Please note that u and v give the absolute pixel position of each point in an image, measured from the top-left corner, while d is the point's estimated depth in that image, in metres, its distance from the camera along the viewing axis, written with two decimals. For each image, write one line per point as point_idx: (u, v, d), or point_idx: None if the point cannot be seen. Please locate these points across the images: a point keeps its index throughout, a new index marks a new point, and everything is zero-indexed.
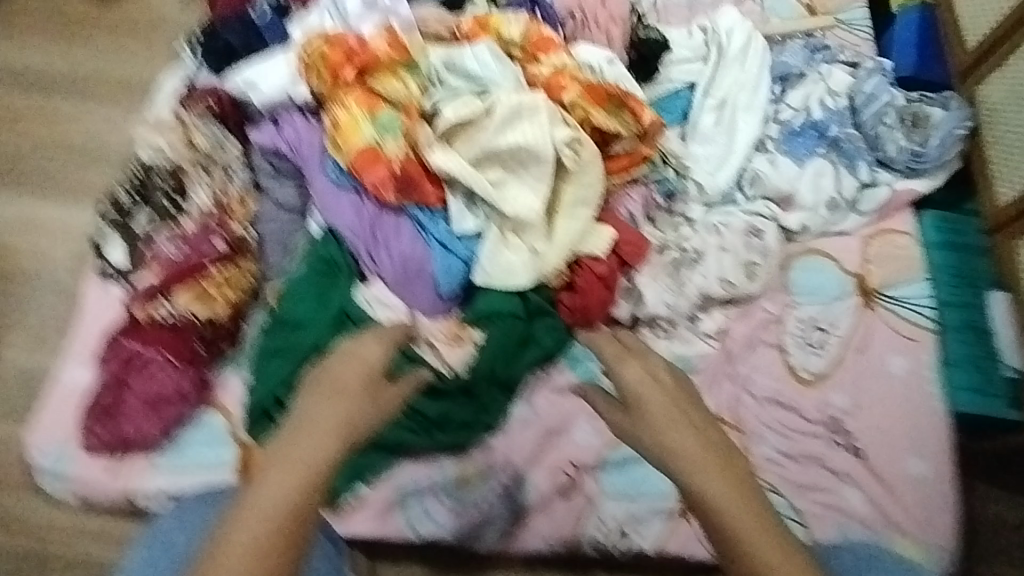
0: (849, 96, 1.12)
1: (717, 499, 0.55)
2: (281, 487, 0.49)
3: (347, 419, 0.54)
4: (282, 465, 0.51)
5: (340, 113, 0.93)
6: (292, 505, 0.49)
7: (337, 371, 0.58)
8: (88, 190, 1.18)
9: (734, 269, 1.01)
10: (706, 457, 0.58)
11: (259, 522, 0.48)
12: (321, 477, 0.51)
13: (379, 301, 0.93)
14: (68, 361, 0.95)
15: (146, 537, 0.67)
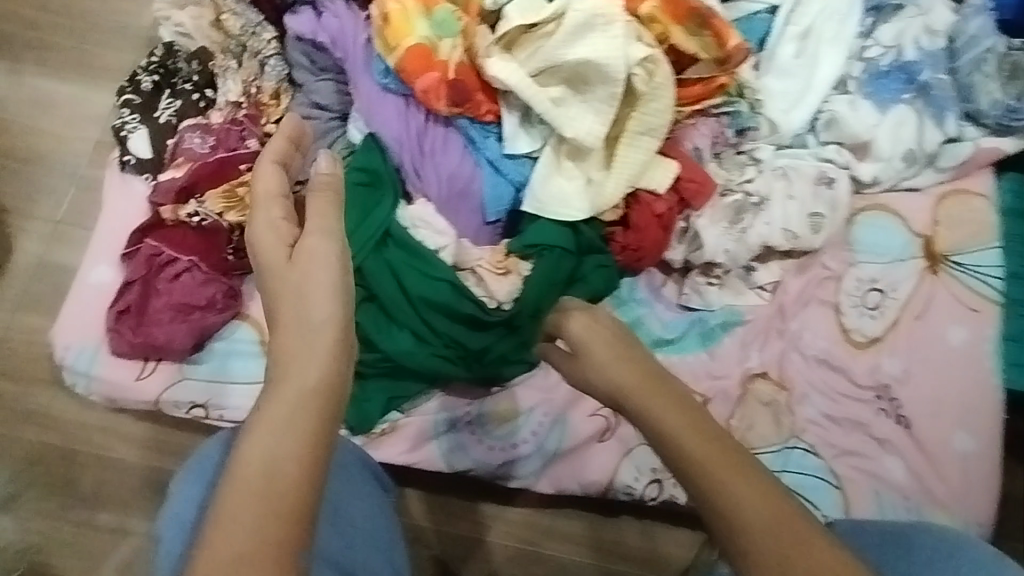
0: (948, 37, 1.00)
1: (688, 444, 0.47)
2: (258, 442, 0.41)
3: (294, 326, 0.48)
4: (253, 419, 0.43)
5: (391, 4, 0.83)
6: (283, 460, 0.41)
7: (263, 274, 0.53)
8: (107, 74, 1.09)
9: (799, 218, 0.94)
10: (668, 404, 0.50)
11: (267, 461, 0.41)
12: (321, 395, 0.44)
13: (423, 221, 0.87)
14: (93, 258, 0.90)
15: (191, 462, 0.66)
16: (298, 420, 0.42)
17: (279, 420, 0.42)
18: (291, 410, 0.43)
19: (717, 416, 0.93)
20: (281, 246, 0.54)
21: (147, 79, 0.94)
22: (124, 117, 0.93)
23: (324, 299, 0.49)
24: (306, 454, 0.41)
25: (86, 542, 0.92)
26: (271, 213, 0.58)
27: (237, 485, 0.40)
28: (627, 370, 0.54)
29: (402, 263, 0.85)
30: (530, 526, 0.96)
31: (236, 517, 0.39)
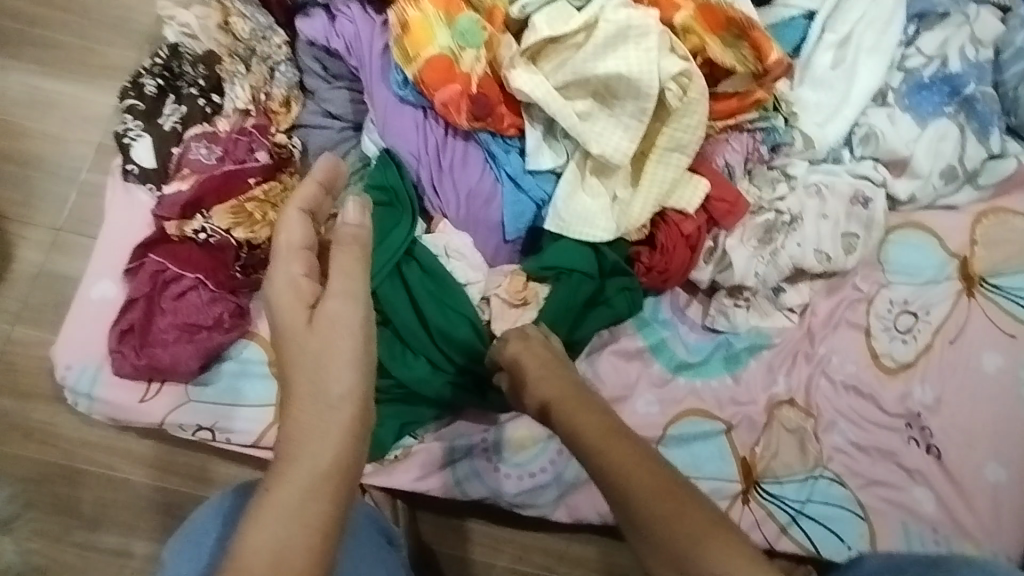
0: (995, 48, 0.96)
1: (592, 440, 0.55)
2: (262, 532, 0.41)
3: (310, 398, 0.47)
4: (259, 502, 0.43)
5: (410, 11, 0.78)
6: (290, 551, 0.41)
7: (280, 331, 0.50)
8: (109, 72, 1.04)
9: (832, 239, 0.90)
10: (596, 422, 0.57)
11: (273, 548, 0.41)
12: (330, 479, 0.44)
13: (457, 252, 0.83)
14: (96, 272, 0.87)
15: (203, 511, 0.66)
16: (308, 509, 0.43)
17: (288, 503, 0.43)
18: (304, 498, 0.43)
19: (742, 443, 0.88)
20: (302, 308, 0.50)
21: (150, 82, 0.89)
22: (126, 123, 0.88)
23: (342, 369, 0.47)
24: (316, 541, 0.42)
25: (87, 564, 0.89)
26: (291, 271, 0.52)
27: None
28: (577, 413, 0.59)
29: (422, 288, 0.81)
30: (543, 550, 0.93)
31: None
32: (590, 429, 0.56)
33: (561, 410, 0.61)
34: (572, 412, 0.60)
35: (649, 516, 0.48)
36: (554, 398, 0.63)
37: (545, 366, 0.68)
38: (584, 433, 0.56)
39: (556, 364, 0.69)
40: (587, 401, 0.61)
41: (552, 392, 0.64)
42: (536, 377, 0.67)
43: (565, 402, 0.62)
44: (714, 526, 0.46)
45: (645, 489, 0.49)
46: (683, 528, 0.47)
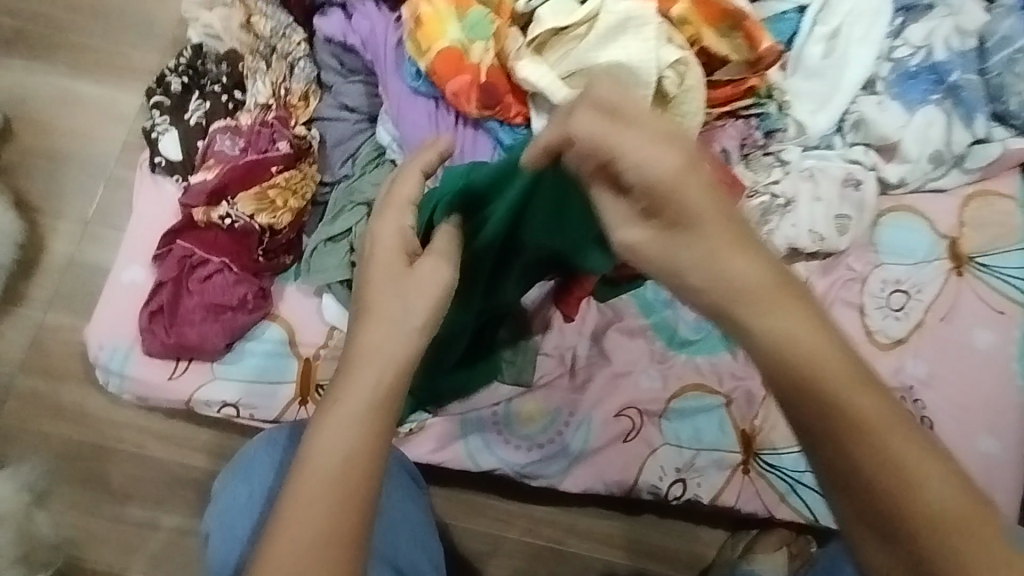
0: (979, 38, 0.99)
1: (851, 398, 0.45)
2: (331, 439, 0.46)
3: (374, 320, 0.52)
4: (327, 410, 0.48)
5: (423, 7, 0.83)
6: (354, 453, 0.46)
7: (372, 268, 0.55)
8: (133, 73, 1.10)
9: (825, 221, 0.94)
10: (826, 344, 0.46)
11: (340, 448, 0.46)
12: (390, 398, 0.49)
13: None
14: (125, 258, 0.92)
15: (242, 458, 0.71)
16: (366, 421, 0.47)
17: (352, 414, 0.47)
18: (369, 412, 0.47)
19: (741, 416, 0.92)
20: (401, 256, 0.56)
21: (177, 80, 0.95)
22: (155, 119, 0.94)
23: (413, 310, 0.52)
24: (373, 447, 0.47)
25: (120, 535, 0.94)
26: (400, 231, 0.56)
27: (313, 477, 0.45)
28: (771, 310, 0.47)
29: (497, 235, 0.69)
30: (552, 523, 0.97)
31: (308, 495, 0.45)
32: (830, 370, 0.46)
33: (752, 303, 0.47)
34: (778, 309, 0.47)
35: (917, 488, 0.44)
36: (751, 289, 0.47)
37: (722, 241, 0.47)
38: (813, 359, 0.46)
39: (715, 238, 0.47)
40: (788, 297, 0.47)
41: (749, 282, 0.47)
42: (717, 257, 0.47)
43: (737, 303, 0.47)
44: (978, 514, 0.43)
45: (914, 463, 0.44)
46: (938, 510, 0.43)
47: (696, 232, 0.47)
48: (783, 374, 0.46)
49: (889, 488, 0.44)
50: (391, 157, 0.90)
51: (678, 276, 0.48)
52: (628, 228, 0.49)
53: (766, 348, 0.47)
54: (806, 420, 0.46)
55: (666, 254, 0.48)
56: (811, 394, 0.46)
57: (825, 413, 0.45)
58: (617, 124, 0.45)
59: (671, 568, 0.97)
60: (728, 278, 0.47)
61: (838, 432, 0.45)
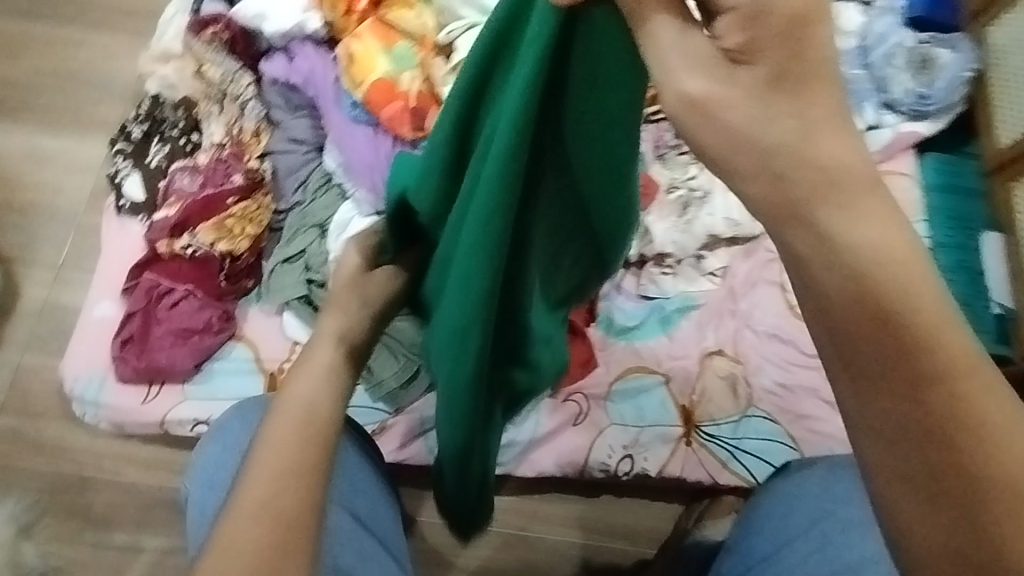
0: (860, 36, 1.12)
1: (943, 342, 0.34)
2: (303, 389, 0.56)
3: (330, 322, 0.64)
4: (298, 372, 0.59)
5: (355, 45, 0.93)
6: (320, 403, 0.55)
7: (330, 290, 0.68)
8: (97, 127, 1.18)
9: (740, 208, 1.03)
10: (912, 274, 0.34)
11: (311, 395, 0.56)
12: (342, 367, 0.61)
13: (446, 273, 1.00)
14: (97, 294, 0.98)
15: (214, 432, 0.75)
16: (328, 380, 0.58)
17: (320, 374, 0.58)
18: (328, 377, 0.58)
19: (679, 393, 1.00)
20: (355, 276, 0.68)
21: (137, 129, 1.04)
22: (119, 165, 1.02)
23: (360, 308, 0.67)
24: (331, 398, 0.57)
25: (101, 560, 0.98)
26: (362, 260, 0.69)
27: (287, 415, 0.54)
28: (863, 211, 0.34)
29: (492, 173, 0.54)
30: (517, 512, 1.03)
31: (282, 429, 0.53)
32: (919, 301, 0.34)
33: (837, 191, 0.34)
34: (866, 217, 0.34)
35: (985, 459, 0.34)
36: (843, 180, 0.34)
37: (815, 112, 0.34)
38: (896, 288, 0.34)
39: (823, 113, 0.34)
40: (880, 204, 0.34)
41: (834, 166, 0.34)
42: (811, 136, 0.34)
43: (819, 195, 0.34)
44: None
45: (988, 420, 0.34)
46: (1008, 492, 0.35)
47: (804, 84, 0.34)
48: (857, 294, 0.34)
49: (949, 453, 0.35)
50: (338, 182, 0.98)
51: (749, 151, 0.35)
52: (705, 86, 0.35)
53: (847, 263, 0.34)
54: (868, 363, 0.35)
55: (747, 119, 0.35)
56: (888, 329, 0.34)
57: (900, 352, 0.34)
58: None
59: (631, 545, 1.03)
60: (816, 158, 0.34)
61: (912, 380, 0.34)
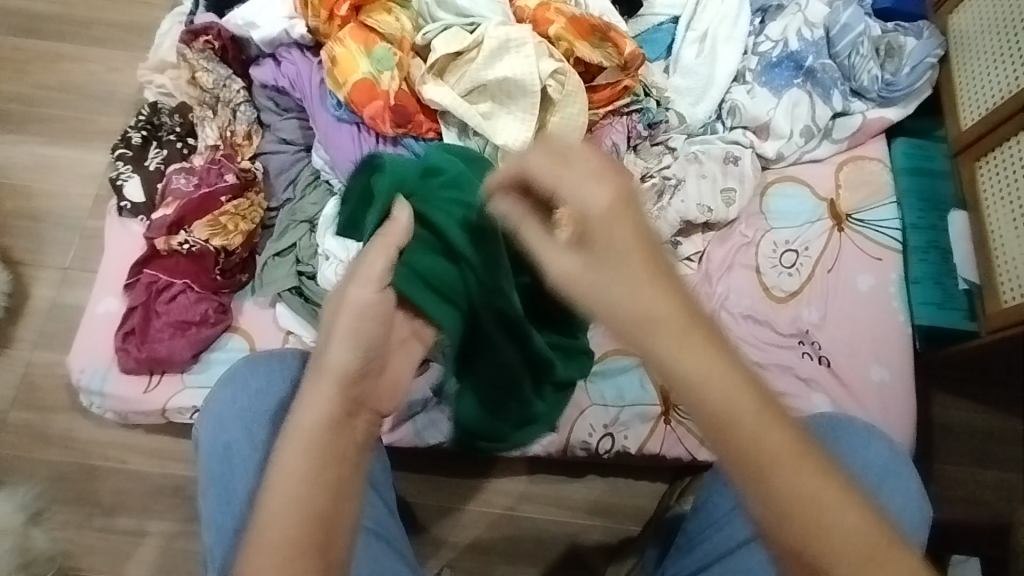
0: (826, 27, 1.16)
1: (767, 434, 0.46)
2: (285, 491, 0.50)
3: (317, 372, 0.55)
4: (282, 463, 0.51)
5: (337, 49, 0.98)
6: (310, 503, 0.50)
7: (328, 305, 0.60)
8: (100, 135, 1.24)
9: (711, 194, 1.07)
10: (736, 373, 0.47)
11: (297, 495, 0.49)
12: (328, 436, 0.52)
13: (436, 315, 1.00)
14: (99, 292, 1.03)
15: (227, 377, 0.78)
16: (314, 466, 0.51)
17: (302, 463, 0.51)
18: (313, 466, 0.51)
19: None
20: (355, 325, 0.57)
21: (136, 135, 1.09)
22: (119, 169, 1.07)
23: (342, 345, 0.56)
24: (317, 494, 0.50)
25: (108, 544, 1.03)
26: (376, 263, 0.59)
27: (270, 536, 0.49)
28: (680, 330, 0.48)
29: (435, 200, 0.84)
30: (505, 492, 1.07)
31: (265, 545, 0.48)
32: (742, 406, 0.46)
33: (666, 326, 0.48)
34: (688, 336, 0.48)
35: (818, 504, 0.45)
36: (659, 313, 0.48)
37: (641, 271, 0.50)
38: (723, 385, 0.47)
39: (639, 266, 0.50)
40: (694, 326, 0.48)
41: (653, 306, 0.49)
42: (634, 287, 0.49)
43: (639, 321, 0.49)
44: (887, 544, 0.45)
45: (809, 474, 0.45)
46: (854, 547, 0.45)
47: (620, 250, 0.50)
48: (704, 399, 0.47)
49: (790, 503, 0.45)
50: (325, 178, 1.05)
51: (601, 297, 0.51)
52: (558, 261, 0.54)
53: (688, 376, 0.47)
54: (727, 441, 0.46)
55: (593, 279, 0.51)
56: (716, 414, 0.46)
57: (728, 435, 0.46)
58: (560, 164, 0.53)
59: (617, 522, 1.06)
60: (642, 304, 0.49)
61: (755, 456, 0.45)
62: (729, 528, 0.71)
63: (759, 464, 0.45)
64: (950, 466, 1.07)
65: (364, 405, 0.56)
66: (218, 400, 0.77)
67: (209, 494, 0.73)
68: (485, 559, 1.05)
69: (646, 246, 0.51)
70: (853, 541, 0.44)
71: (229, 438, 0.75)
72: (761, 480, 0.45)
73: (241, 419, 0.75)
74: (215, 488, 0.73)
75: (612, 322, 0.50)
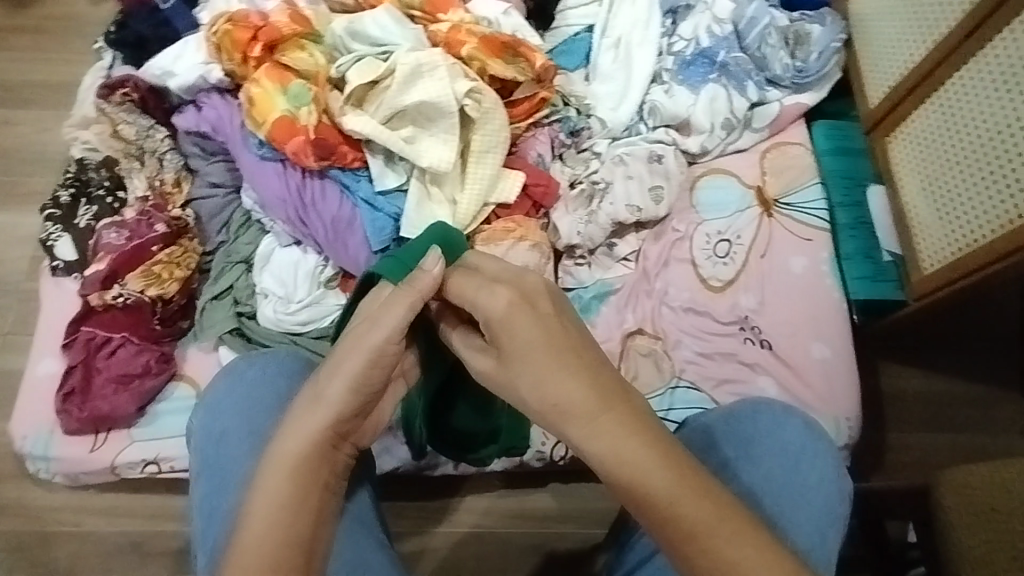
0: (733, 23, 1.20)
1: (680, 507, 0.49)
2: (265, 516, 0.54)
3: (312, 403, 0.59)
4: (266, 488, 0.55)
5: (253, 89, 0.99)
6: (291, 525, 0.54)
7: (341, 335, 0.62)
8: (31, 196, 1.24)
9: (640, 194, 1.08)
10: (648, 447, 0.50)
11: (276, 517, 0.54)
12: (310, 466, 0.57)
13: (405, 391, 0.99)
14: (37, 355, 1.02)
15: (224, 376, 0.79)
16: (297, 492, 0.55)
17: (284, 489, 0.55)
18: (295, 494, 0.55)
19: None
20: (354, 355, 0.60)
21: (65, 193, 1.09)
22: (48, 230, 1.07)
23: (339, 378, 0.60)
24: (293, 519, 0.54)
25: None
26: (393, 307, 0.60)
27: (249, 559, 0.52)
28: (588, 412, 0.50)
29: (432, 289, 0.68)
30: (470, 510, 1.07)
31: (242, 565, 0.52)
32: (654, 484, 0.49)
33: (578, 414, 0.50)
34: (601, 420, 0.50)
35: (732, 563, 0.48)
36: (570, 405, 0.50)
37: (551, 361, 0.52)
38: (636, 464, 0.49)
39: (548, 357, 0.52)
40: (603, 412, 0.50)
41: (564, 399, 0.51)
42: (546, 378, 0.51)
43: (551, 416, 0.51)
44: None
45: (722, 533, 0.49)
46: None
47: (524, 350, 0.53)
48: (620, 483, 0.50)
49: (705, 563, 0.48)
50: (257, 218, 1.05)
51: (517, 396, 0.54)
52: (479, 359, 0.58)
53: (601, 465, 0.50)
54: (647, 518, 0.49)
55: (507, 378, 0.54)
56: (636, 496, 0.49)
57: (646, 511, 0.49)
58: (470, 280, 0.59)
59: (585, 527, 1.07)
60: (553, 394, 0.51)
61: (671, 529, 0.49)
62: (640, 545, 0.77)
63: (674, 533, 0.49)
64: (900, 434, 1.10)
65: (347, 439, 0.61)
66: (216, 391, 0.78)
67: (197, 517, 0.73)
68: None
69: (554, 336, 0.53)
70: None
71: (223, 425, 0.76)
72: (679, 539, 0.49)
73: (236, 409, 0.77)
74: (207, 472, 0.75)
75: (532, 417, 0.53)
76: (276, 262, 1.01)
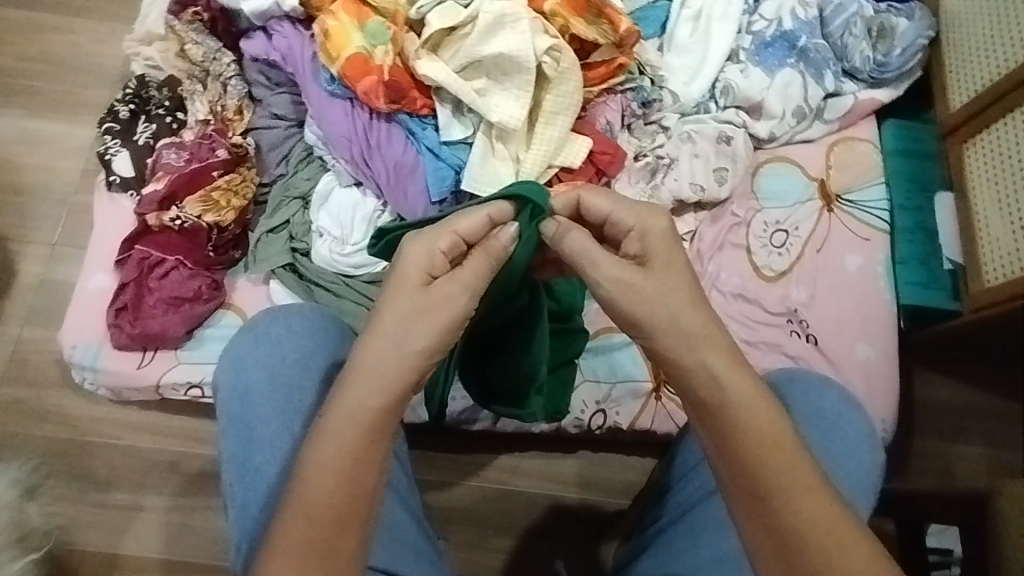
0: (819, 7, 1.16)
1: (775, 440, 0.54)
2: (319, 481, 0.52)
3: (371, 353, 0.55)
4: (320, 445, 0.53)
5: (329, 22, 0.97)
6: (347, 482, 0.52)
7: (394, 282, 0.57)
8: (86, 109, 1.22)
9: (705, 173, 1.07)
10: (752, 387, 0.55)
11: (338, 474, 0.52)
12: (371, 421, 0.54)
13: None
14: (88, 268, 1.02)
15: (247, 330, 0.79)
16: (355, 450, 0.53)
17: (344, 447, 0.53)
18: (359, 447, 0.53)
19: None
20: (424, 309, 0.56)
21: (124, 108, 1.07)
22: (107, 143, 1.06)
23: (401, 330, 0.55)
24: (350, 479, 0.52)
25: (103, 519, 1.03)
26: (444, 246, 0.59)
27: (310, 509, 0.52)
28: (714, 349, 0.56)
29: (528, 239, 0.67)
30: (498, 467, 1.09)
31: (295, 529, 0.52)
32: (758, 420, 0.54)
33: (696, 342, 0.56)
34: (716, 352, 0.56)
35: (815, 506, 0.52)
36: (694, 333, 0.56)
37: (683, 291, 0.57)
38: (744, 399, 0.54)
39: (683, 291, 0.57)
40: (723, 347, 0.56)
41: (692, 326, 0.56)
42: (677, 303, 0.57)
43: (675, 339, 0.56)
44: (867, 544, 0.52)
45: (790, 490, 0.52)
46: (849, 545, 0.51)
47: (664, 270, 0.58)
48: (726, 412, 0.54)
49: (793, 499, 0.52)
50: (318, 155, 1.04)
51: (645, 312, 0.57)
52: (614, 269, 0.59)
53: (712, 392, 0.55)
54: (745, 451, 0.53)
55: (641, 294, 0.58)
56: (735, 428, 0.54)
57: (748, 443, 0.53)
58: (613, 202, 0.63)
59: (609, 496, 1.09)
60: (682, 323, 0.56)
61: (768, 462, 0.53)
62: (697, 480, 0.76)
63: (767, 467, 0.53)
64: (928, 441, 1.11)
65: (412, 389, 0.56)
66: (239, 343, 0.78)
67: (229, 469, 0.73)
68: (477, 531, 1.07)
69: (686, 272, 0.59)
70: (822, 552, 0.51)
71: (248, 382, 0.76)
72: (745, 479, 0.53)
73: (265, 360, 0.76)
74: (235, 428, 0.74)
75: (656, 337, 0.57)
76: (335, 202, 1.00)
